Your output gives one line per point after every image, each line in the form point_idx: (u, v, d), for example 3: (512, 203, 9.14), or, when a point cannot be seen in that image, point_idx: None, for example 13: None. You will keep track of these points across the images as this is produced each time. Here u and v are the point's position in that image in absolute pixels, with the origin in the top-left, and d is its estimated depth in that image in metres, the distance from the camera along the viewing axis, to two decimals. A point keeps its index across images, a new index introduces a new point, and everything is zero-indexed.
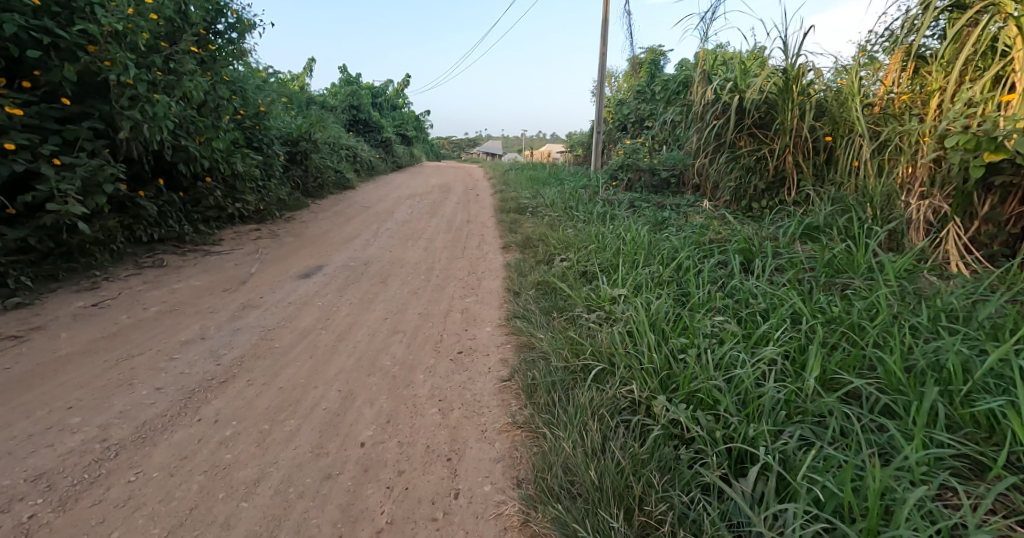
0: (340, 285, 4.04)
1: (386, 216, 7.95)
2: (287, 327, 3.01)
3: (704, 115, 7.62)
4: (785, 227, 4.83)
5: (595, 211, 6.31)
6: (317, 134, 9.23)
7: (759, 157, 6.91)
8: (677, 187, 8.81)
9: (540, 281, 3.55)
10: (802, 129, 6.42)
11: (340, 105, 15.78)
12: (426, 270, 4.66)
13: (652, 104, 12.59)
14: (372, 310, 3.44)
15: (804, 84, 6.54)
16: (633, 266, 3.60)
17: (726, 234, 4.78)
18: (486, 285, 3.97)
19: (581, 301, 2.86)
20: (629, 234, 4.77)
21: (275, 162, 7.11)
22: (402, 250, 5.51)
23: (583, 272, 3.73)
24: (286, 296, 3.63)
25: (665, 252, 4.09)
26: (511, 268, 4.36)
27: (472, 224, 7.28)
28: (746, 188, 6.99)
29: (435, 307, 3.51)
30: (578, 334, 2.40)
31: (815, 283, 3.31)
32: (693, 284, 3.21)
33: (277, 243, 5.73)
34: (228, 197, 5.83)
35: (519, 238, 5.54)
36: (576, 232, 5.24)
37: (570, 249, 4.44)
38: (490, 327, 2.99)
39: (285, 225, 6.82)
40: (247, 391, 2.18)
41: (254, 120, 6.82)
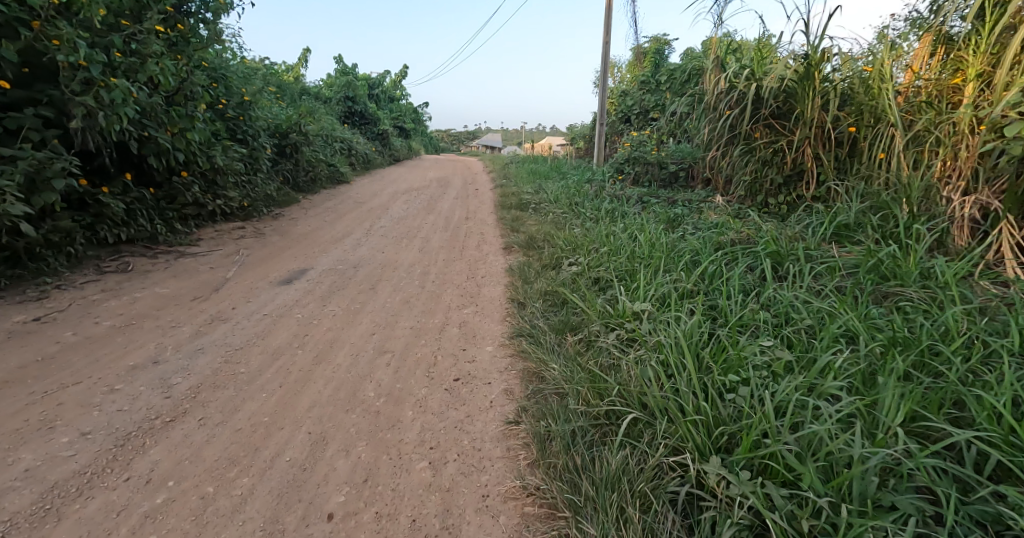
0: (325, 293, 3.64)
1: (381, 213, 7.54)
2: (257, 346, 2.61)
3: (717, 105, 7.19)
4: (813, 226, 4.42)
5: (603, 208, 5.91)
6: (308, 126, 8.79)
7: (776, 150, 6.49)
8: (686, 182, 8.40)
9: (547, 290, 3.15)
10: (823, 119, 6.01)
11: (335, 97, 15.31)
12: (421, 274, 4.25)
13: (657, 95, 12.16)
14: (357, 324, 3.05)
15: (826, 70, 6.12)
16: (650, 273, 3.21)
17: (748, 233, 4.37)
18: (487, 293, 3.58)
19: (597, 318, 2.48)
20: (642, 234, 4.37)
21: (261, 155, 6.69)
22: (397, 250, 5.12)
23: (595, 279, 3.34)
24: (262, 306, 3.23)
25: (685, 255, 3.69)
26: (514, 272, 3.97)
27: (471, 222, 6.88)
28: (762, 183, 6.59)
29: (429, 319, 3.12)
30: (597, 363, 2.02)
31: (860, 292, 2.92)
32: (721, 295, 2.83)
33: (261, 243, 5.33)
34: (208, 192, 5.44)
35: (522, 237, 5.14)
36: (584, 231, 4.84)
37: (579, 252, 4.05)
38: (492, 347, 2.60)
39: (272, 223, 6.41)
40: (194, 435, 1.78)
41: (238, 110, 6.41)
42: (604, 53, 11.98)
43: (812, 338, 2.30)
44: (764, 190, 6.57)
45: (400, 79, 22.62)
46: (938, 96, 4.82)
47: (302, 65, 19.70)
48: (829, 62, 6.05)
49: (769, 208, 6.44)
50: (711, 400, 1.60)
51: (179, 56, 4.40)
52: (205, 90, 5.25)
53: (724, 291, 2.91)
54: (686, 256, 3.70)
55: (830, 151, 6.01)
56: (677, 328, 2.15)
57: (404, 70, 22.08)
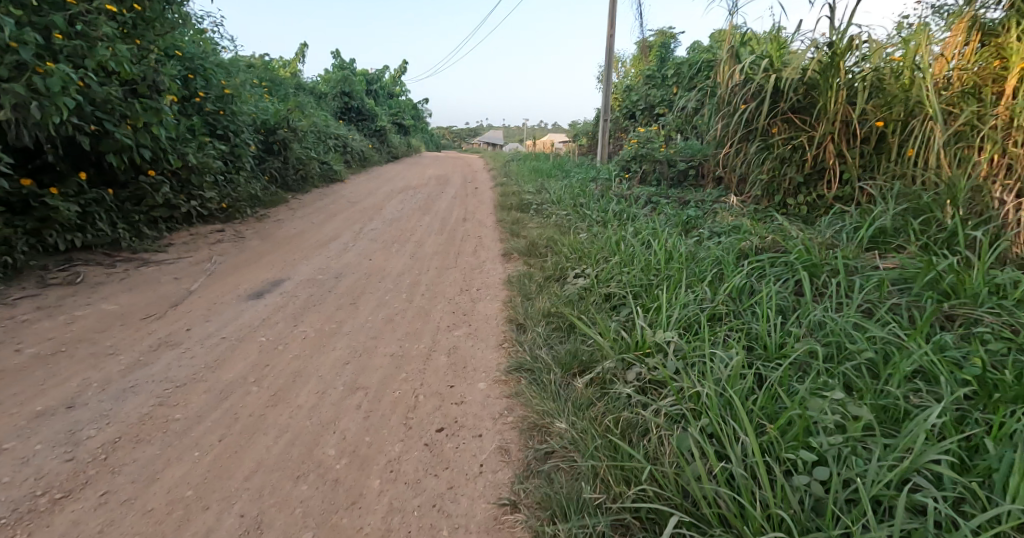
0: (299, 309, 3.21)
1: (374, 214, 7.11)
2: (204, 381, 2.18)
3: (731, 99, 6.74)
4: (847, 231, 3.96)
5: (610, 209, 5.47)
6: (298, 121, 8.36)
7: (796, 147, 6.03)
8: (697, 181, 7.94)
9: (550, 311, 2.71)
10: (849, 114, 5.54)
11: (331, 92, 14.87)
12: (409, 285, 3.81)
13: (664, 90, 11.69)
14: (330, 349, 2.61)
15: (852, 60, 5.64)
16: (670, 290, 2.77)
17: (774, 240, 3.93)
18: (482, 310, 3.14)
19: (612, 351, 2.06)
20: (656, 242, 3.92)
21: (244, 152, 6.26)
22: (386, 257, 4.69)
23: (606, 295, 2.90)
24: (221, 327, 2.80)
25: (707, 267, 3.25)
26: (513, 285, 3.54)
27: (468, 224, 6.44)
28: (781, 182, 6.13)
29: (413, 344, 2.68)
30: (619, 422, 1.61)
31: (918, 314, 2.47)
32: (755, 318, 2.41)
33: (239, 249, 4.91)
34: (181, 193, 5.03)
35: (523, 243, 4.71)
36: (590, 237, 4.41)
37: (586, 262, 3.61)
38: (485, 383, 2.17)
39: (255, 226, 5.97)
40: (86, 523, 1.35)
41: (217, 104, 6.00)
42: (608, 46, 11.52)
43: (874, 381, 1.88)
44: (783, 189, 6.11)
45: (400, 75, 22.16)
46: (981, 87, 4.36)
47: (299, 62, 19.27)
48: (853, 51, 5.59)
49: (788, 209, 5.98)
50: (779, 495, 1.19)
51: (139, 42, 4.04)
52: (174, 81, 4.84)
53: (756, 312, 2.49)
54: (709, 268, 3.25)
55: (855, 147, 5.54)
56: (715, 372, 1.73)
57: (404, 66, 21.61)
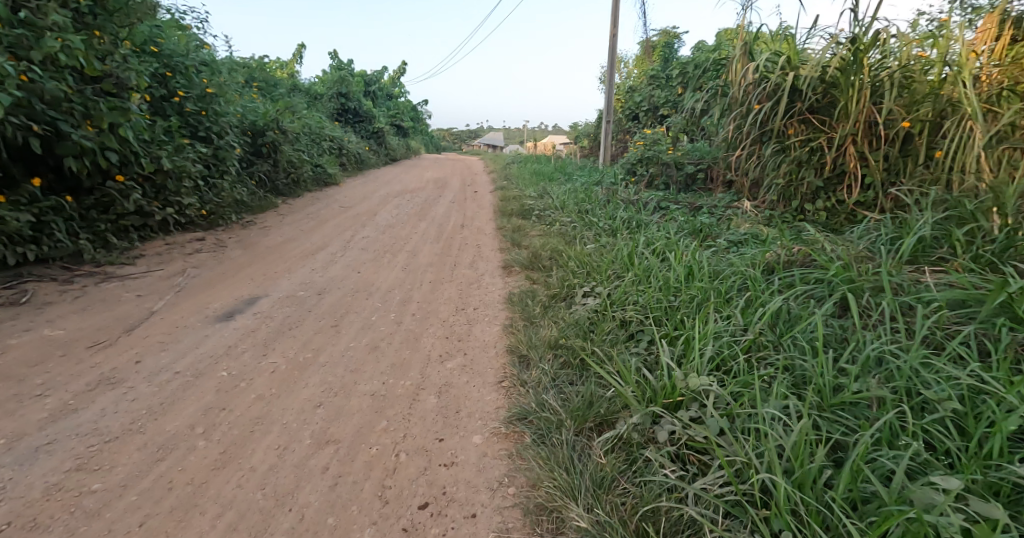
0: (272, 333, 2.82)
1: (366, 221, 6.74)
2: (141, 432, 1.80)
3: (745, 98, 6.38)
4: (883, 243, 3.55)
5: (618, 216, 5.11)
6: (289, 122, 8.02)
7: (814, 150, 5.67)
8: (707, 185, 7.57)
9: (557, 342, 2.33)
10: (873, 114, 5.16)
11: (327, 93, 14.53)
12: (399, 303, 3.44)
13: (669, 91, 11.32)
14: (301, 387, 2.23)
15: (876, 55, 5.23)
16: (696, 318, 2.39)
17: (803, 252, 3.54)
18: (480, 337, 2.76)
19: (637, 400, 1.70)
20: (671, 256, 3.55)
21: (227, 155, 5.90)
22: (376, 269, 4.33)
23: (621, 322, 2.53)
24: (177, 357, 2.42)
25: (733, 287, 2.87)
26: (514, 304, 3.16)
27: (466, 231, 6.06)
28: (798, 187, 5.76)
29: (398, 379, 2.30)
30: (658, 523, 1.27)
31: (995, 348, 2.07)
32: (802, 354, 2.03)
33: (217, 260, 4.54)
34: (156, 200, 4.69)
35: (524, 254, 4.34)
36: (598, 248, 4.04)
37: (596, 280, 3.24)
38: (480, 437, 1.79)
39: (239, 234, 5.60)
40: None
41: (199, 104, 5.67)
42: (611, 46, 11.16)
43: (968, 445, 1.49)
44: (800, 195, 5.74)
45: (399, 75, 21.84)
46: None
47: (296, 63, 18.96)
48: (883, 44, 5.15)
49: (806, 216, 5.62)
50: None
51: (99, 33, 3.70)
52: (145, 78, 4.49)
53: (802, 347, 2.11)
54: (735, 288, 2.87)
55: (880, 150, 5.17)
56: (775, 439, 1.36)
57: (403, 67, 21.30)
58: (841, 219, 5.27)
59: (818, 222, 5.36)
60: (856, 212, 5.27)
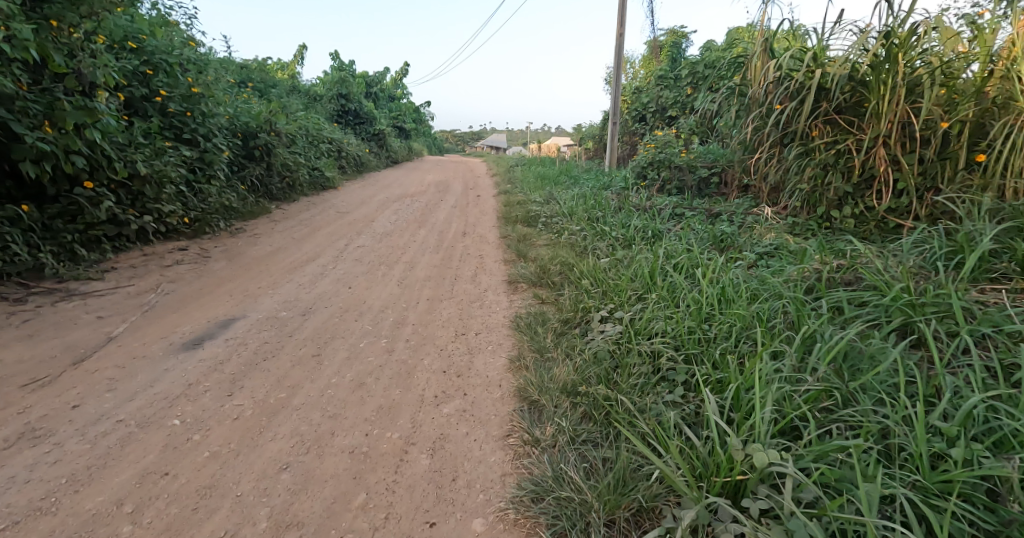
0: (242, 365, 2.45)
1: (363, 228, 6.37)
2: (53, 513, 1.43)
3: (766, 98, 6.04)
4: (936, 258, 3.11)
5: (632, 225, 4.73)
6: (282, 124, 7.68)
7: (841, 153, 5.25)
8: (722, 190, 7.17)
9: (575, 388, 1.95)
10: (908, 115, 4.71)
11: (327, 94, 14.20)
12: (392, 327, 3.06)
13: (678, 91, 10.93)
14: (267, 440, 1.86)
15: (913, 50, 4.79)
16: (741, 361, 2.01)
17: (846, 268, 3.14)
18: (483, 373, 2.38)
19: (689, 484, 1.34)
20: (698, 275, 3.15)
21: (214, 158, 5.56)
22: (369, 284, 3.96)
23: (650, 359, 2.14)
24: (123, 400, 2.05)
25: (774, 314, 2.47)
26: (521, 331, 2.78)
27: (468, 239, 5.68)
28: (823, 193, 5.34)
29: (384, 430, 1.92)
30: None
31: None
32: (881, 410, 1.65)
33: (198, 273, 4.19)
34: (132, 208, 4.35)
35: (531, 268, 3.96)
36: (612, 262, 3.66)
37: (614, 303, 2.85)
38: (482, 526, 1.42)
39: (225, 243, 5.26)
40: None
41: (183, 105, 5.33)
42: (618, 45, 10.79)
43: None
44: (826, 201, 5.32)
45: (401, 76, 21.51)
46: None
47: (296, 63, 18.68)
48: (921, 37, 4.71)
49: (833, 223, 5.19)
50: None
51: (57, 24, 3.31)
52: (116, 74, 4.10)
53: (881, 400, 1.73)
54: (778, 315, 2.47)
55: (915, 153, 4.72)
56: None
57: (405, 68, 20.98)
58: (870, 228, 4.86)
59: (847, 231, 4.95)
60: (888, 220, 4.84)
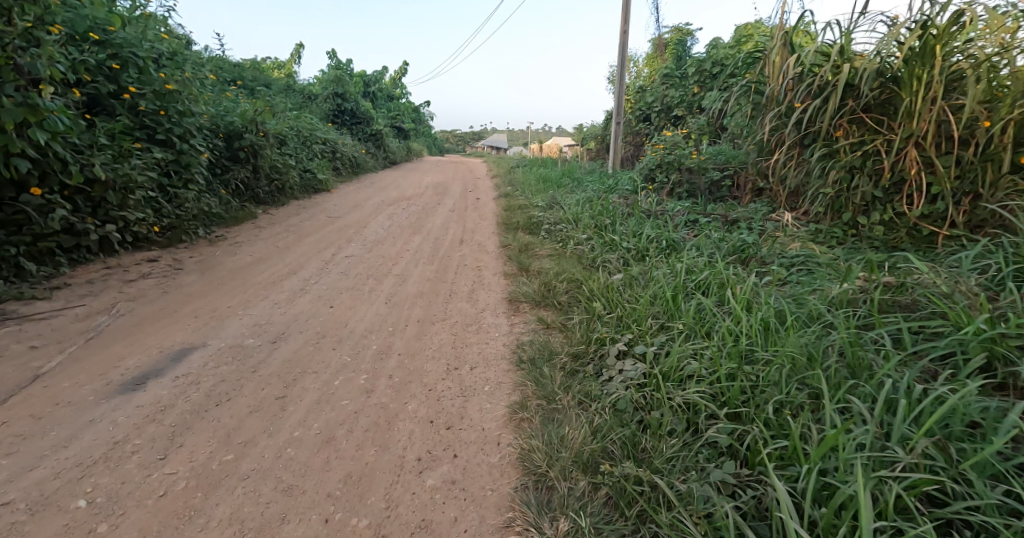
0: (186, 413, 2.03)
1: (354, 235, 5.96)
2: None
3: (787, 97, 5.62)
4: (1003, 278, 2.67)
5: (644, 235, 4.32)
6: (269, 123, 7.26)
7: (869, 154, 4.80)
8: (735, 193, 6.75)
9: (597, 468, 1.55)
10: (943, 113, 4.23)
11: (323, 94, 13.81)
12: (374, 359, 2.65)
13: (684, 90, 10.52)
14: (196, 530, 1.45)
15: (954, 42, 4.30)
16: (803, 423, 1.60)
17: (898, 289, 2.70)
18: (478, 425, 1.96)
19: None
20: (727, 297, 2.72)
21: (191, 161, 5.15)
22: (354, 303, 3.55)
23: (686, 416, 1.72)
24: (23, 470, 1.64)
25: (827, 352, 2.04)
26: (525, 368, 2.36)
27: (465, 248, 5.27)
28: (849, 198, 4.89)
29: (349, 514, 1.51)
30: None
31: None
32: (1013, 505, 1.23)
33: (164, 289, 3.78)
34: (91, 216, 3.96)
35: (533, 285, 3.56)
36: (625, 279, 3.25)
37: (634, 333, 2.43)
38: None
39: (202, 253, 4.85)
40: None
41: (158, 103, 4.92)
42: (622, 43, 10.38)
43: None
44: (852, 206, 4.87)
45: (400, 75, 21.11)
46: None
47: (293, 62, 18.24)
48: (964, 27, 4.23)
49: (859, 230, 4.73)
50: None
51: None
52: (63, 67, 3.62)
53: (1007, 485, 1.30)
54: (831, 355, 2.03)
55: (951, 154, 4.26)
56: None
57: (404, 67, 20.60)
58: (901, 235, 4.38)
59: (876, 239, 4.49)
60: (919, 228, 4.35)
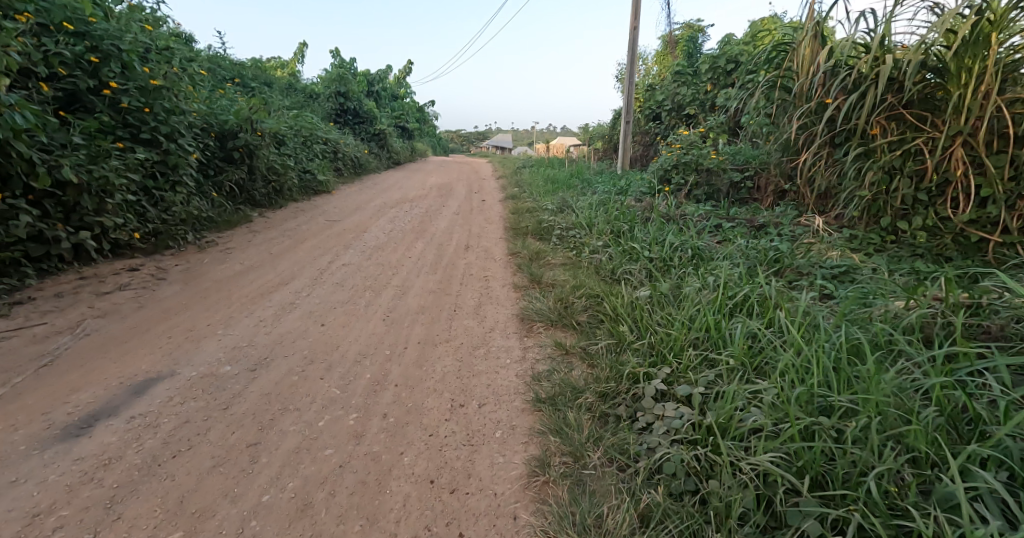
0: (134, 469, 1.68)
1: (352, 240, 5.61)
2: None
3: (819, 95, 5.21)
4: None
5: (666, 243, 3.93)
6: (265, 122, 6.91)
7: (911, 153, 4.29)
8: (757, 195, 6.33)
9: None
10: (999, 106, 3.73)
11: (325, 93, 13.52)
12: (367, 393, 2.30)
13: (696, 88, 10.09)
14: None
15: (1015, 26, 3.70)
16: (919, 508, 1.25)
17: (978, 312, 2.29)
18: (488, 489, 1.62)
19: None
20: (778, 321, 2.33)
21: (179, 161, 4.82)
22: (348, 320, 3.19)
23: (760, 487, 1.38)
24: None
25: (916, 400, 1.65)
26: (544, 410, 2.01)
27: (470, 256, 4.90)
28: (888, 202, 4.37)
29: None
30: None
31: None
32: None
33: (140, 303, 3.43)
34: (61, 221, 3.62)
35: (546, 301, 3.18)
36: (651, 297, 2.86)
37: (673, 368, 2.06)
38: None
39: (189, 260, 4.51)
40: None
41: (142, 99, 4.58)
42: (632, 39, 9.96)
43: None
44: (891, 211, 4.35)
45: (404, 74, 20.78)
46: None
47: (295, 62, 17.88)
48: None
49: (900, 237, 4.24)
50: None
51: None
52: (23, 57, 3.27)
53: None
54: (919, 411, 1.57)
55: (1005, 153, 3.76)
56: None
57: (408, 66, 20.27)
58: (947, 241, 3.92)
59: (920, 247, 4.04)
60: (967, 233, 3.87)
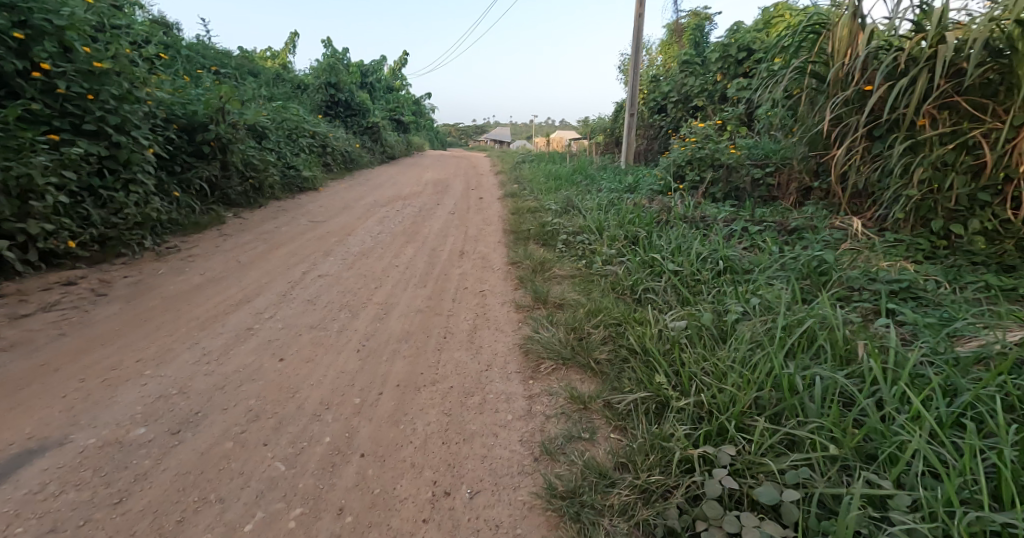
0: None
1: (333, 245, 5.02)
2: None
3: (857, 84, 4.62)
4: None
5: (693, 253, 3.34)
6: (241, 113, 6.26)
7: (966, 146, 3.55)
8: (778, 193, 5.60)
9: None
10: None
11: (314, 84, 12.82)
12: (322, 470, 1.71)
13: (705, 77, 9.47)
14: None
15: None
16: None
17: None
18: None
19: None
20: (866, 371, 1.73)
21: (131, 157, 4.16)
22: (314, 352, 2.60)
23: None
24: None
25: None
26: (565, 516, 1.44)
27: (465, 264, 4.31)
28: (939, 201, 3.59)
29: None
30: None
31: None
32: None
33: (63, 329, 2.83)
34: None
35: (554, 330, 2.60)
36: (687, 329, 2.27)
37: (739, 449, 1.49)
38: None
39: (140, 271, 3.92)
40: None
41: (85, 84, 3.91)
42: (637, 26, 9.33)
43: None
44: (943, 212, 3.59)
45: (399, 65, 20.06)
46: None
47: (286, 51, 17.08)
48: None
49: (953, 243, 3.52)
50: None
51: None
52: None
53: None
54: None
55: None
56: None
57: (403, 57, 19.53)
58: (1008, 249, 3.27)
59: (977, 252, 3.34)
60: None
